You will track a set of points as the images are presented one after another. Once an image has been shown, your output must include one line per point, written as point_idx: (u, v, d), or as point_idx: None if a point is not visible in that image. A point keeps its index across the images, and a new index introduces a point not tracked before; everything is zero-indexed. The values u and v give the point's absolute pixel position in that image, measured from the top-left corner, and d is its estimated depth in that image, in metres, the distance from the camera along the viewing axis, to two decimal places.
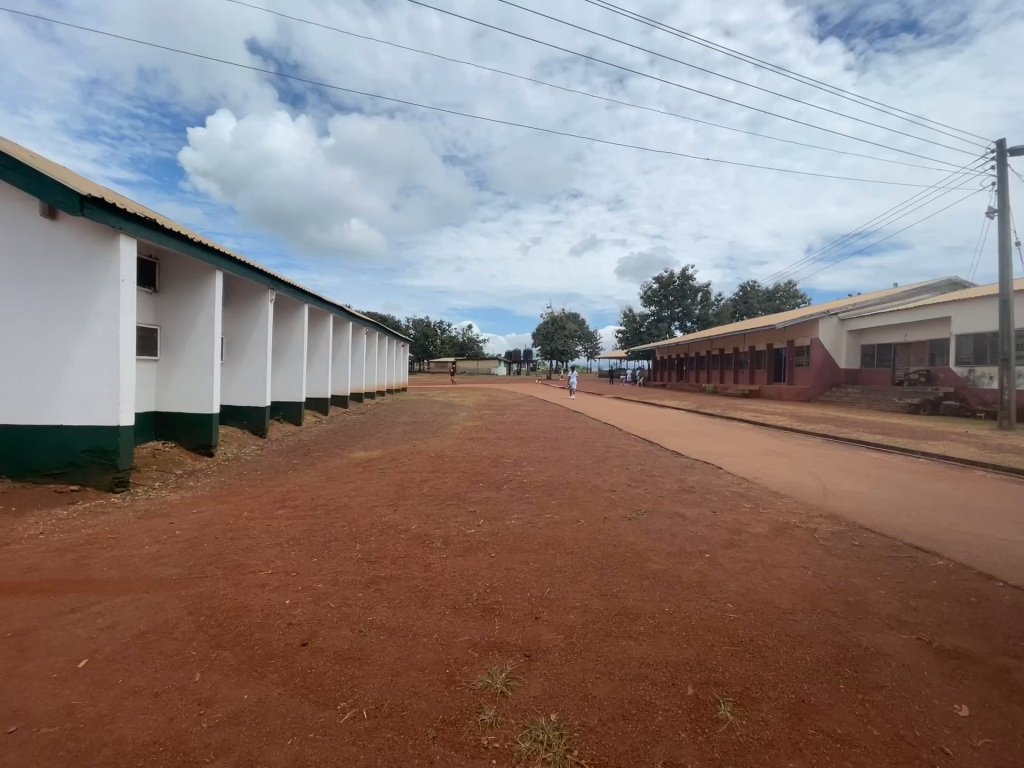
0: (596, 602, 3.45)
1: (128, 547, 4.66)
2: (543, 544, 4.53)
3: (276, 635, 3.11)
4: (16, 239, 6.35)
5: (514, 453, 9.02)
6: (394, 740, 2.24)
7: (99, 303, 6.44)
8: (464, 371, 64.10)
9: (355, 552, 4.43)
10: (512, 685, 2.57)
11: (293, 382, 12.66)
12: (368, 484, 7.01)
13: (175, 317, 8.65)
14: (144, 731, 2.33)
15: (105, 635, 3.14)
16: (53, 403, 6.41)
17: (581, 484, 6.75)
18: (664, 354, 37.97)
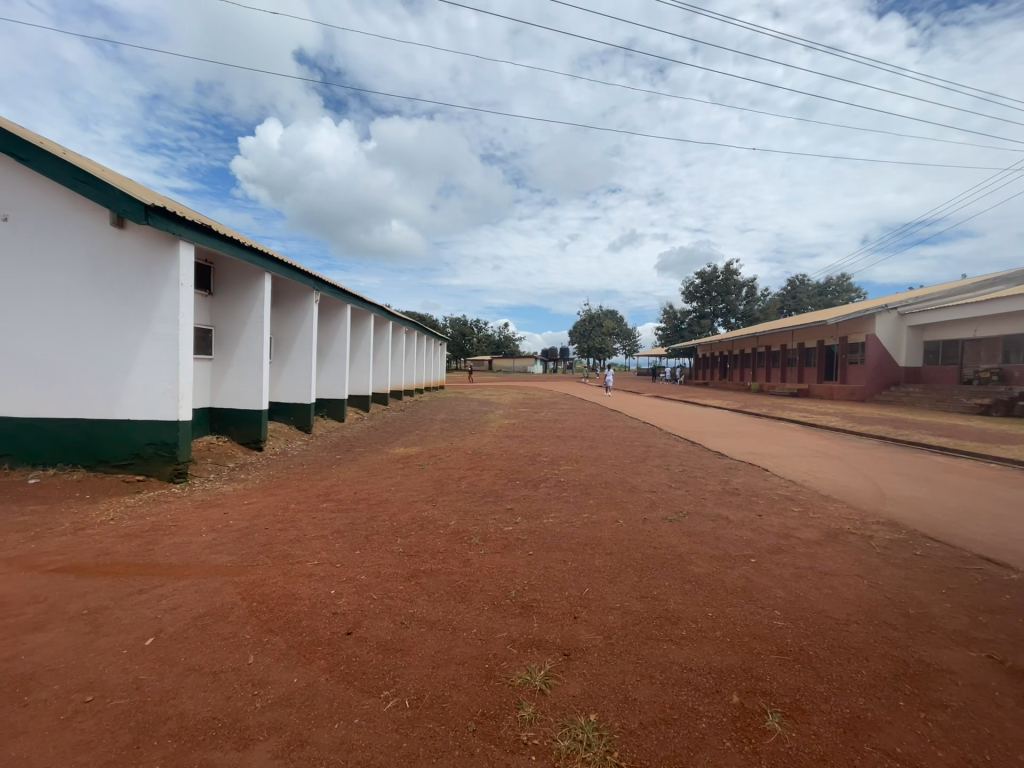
0: (635, 604, 3.41)
1: (188, 534, 4.97)
2: (581, 544, 4.50)
3: (322, 623, 3.24)
4: (89, 247, 6.85)
5: (551, 451, 9.04)
6: (436, 730, 2.28)
7: (161, 305, 6.90)
8: (501, 369, 64.50)
9: (396, 546, 4.54)
10: (551, 683, 2.57)
11: (335, 380, 13.08)
12: (408, 479, 7.18)
13: (228, 318, 9.13)
14: (204, 707, 2.48)
15: (168, 616, 3.36)
16: (122, 400, 6.90)
17: (620, 485, 6.63)
18: (706, 352, 36.94)
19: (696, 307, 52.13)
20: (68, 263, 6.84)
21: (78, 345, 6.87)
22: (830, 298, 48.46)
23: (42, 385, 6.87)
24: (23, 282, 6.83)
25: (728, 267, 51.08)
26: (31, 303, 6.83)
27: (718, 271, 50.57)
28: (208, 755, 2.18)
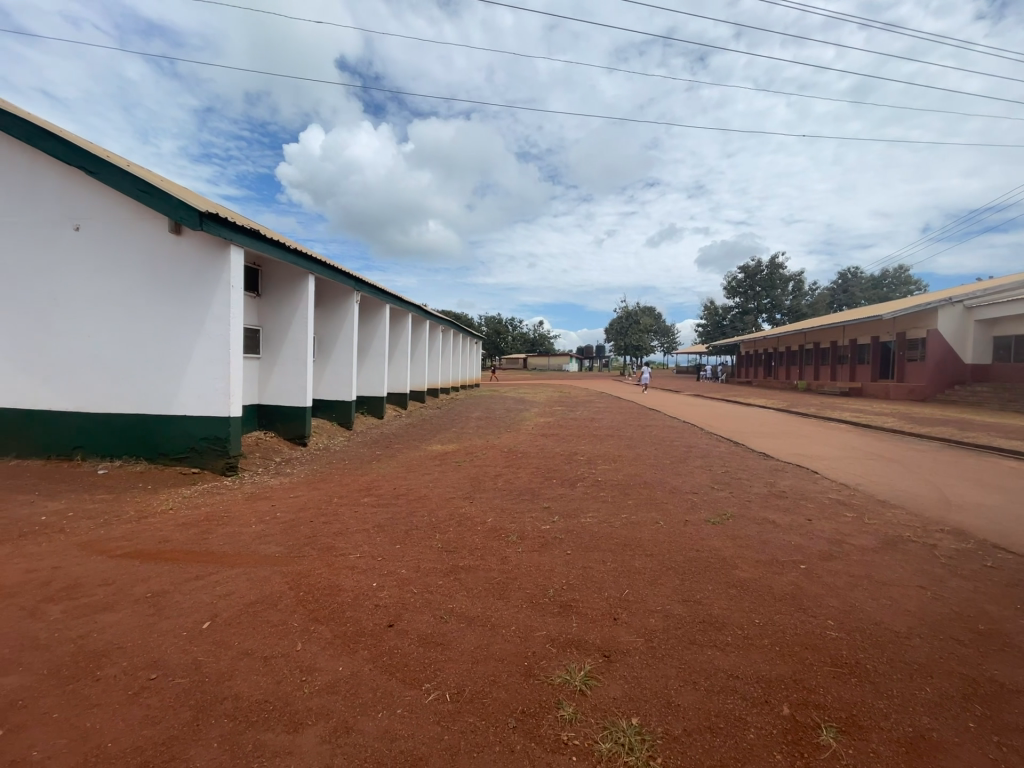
0: (678, 607, 3.33)
1: (238, 525, 5.23)
2: (620, 545, 4.44)
3: (365, 615, 3.33)
4: (150, 253, 7.30)
5: (588, 450, 8.95)
6: (476, 725, 2.31)
7: (214, 307, 7.28)
8: (536, 367, 64.47)
9: (435, 542, 4.62)
10: (591, 685, 2.55)
11: (375, 378, 13.44)
12: (446, 476, 7.29)
13: (275, 319, 9.53)
14: (257, 689, 2.61)
15: (223, 602, 3.54)
16: (179, 397, 7.32)
17: (659, 485, 6.49)
18: (749, 349, 35.64)
19: (739, 303, 50.33)
20: (131, 269, 7.31)
21: (141, 346, 7.34)
22: (885, 291, 45.69)
23: (109, 383, 7.38)
24: (92, 287, 7.34)
25: (773, 260, 48.99)
26: (99, 306, 7.34)
27: (762, 265, 48.62)
28: (261, 735, 2.29)
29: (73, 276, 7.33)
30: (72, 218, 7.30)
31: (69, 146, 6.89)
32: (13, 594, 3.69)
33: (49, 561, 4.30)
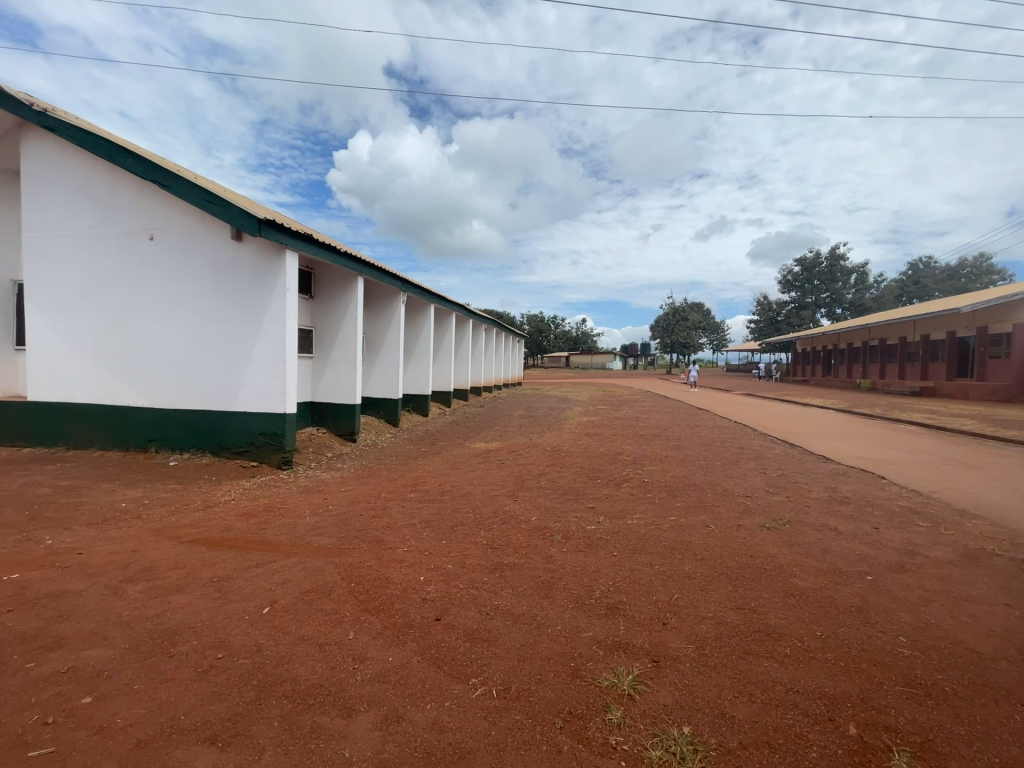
0: (731, 615, 3.20)
1: (294, 517, 5.50)
2: (668, 548, 4.32)
3: (414, 608, 3.41)
4: (214, 259, 7.79)
5: (633, 449, 8.78)
6: (523, 723, 2.31)
7: (272, 308, 7.68)
8: (578, 365, 63.90)
9: (480, 539, 4.67)
10: (640, 690, 2.50)
11: (421, 376, 13.75)
12: (490, 474, 7.34)
13: (327, 320, 9.93)
14: (313, 674, 2.73)
15: (281, 589, 3.74)
16: (240, 394, 7.78)
17: (709, 488, 6.27)
18: (806, 346, 33.76)
19: (795, 297, 47.74)
20: (197, 274, 7.83)
21: (206, 346, 7.85)
22: (962, 281, 41.97)
23: (178, 381, 7.94)
24: (163, 291, 7.91)
25: (834, 252, 46.11)
26: (169, 309, 7.90)
27: (821, 257, 45.88)
28: (317, 718, 2.39)
29: (147, 282, 7.94)
30: (147, 228, 7.91)
31: (144, 162, 7.44)
32: (99, 573, 4.04)
33: (128, 544, 4.69)
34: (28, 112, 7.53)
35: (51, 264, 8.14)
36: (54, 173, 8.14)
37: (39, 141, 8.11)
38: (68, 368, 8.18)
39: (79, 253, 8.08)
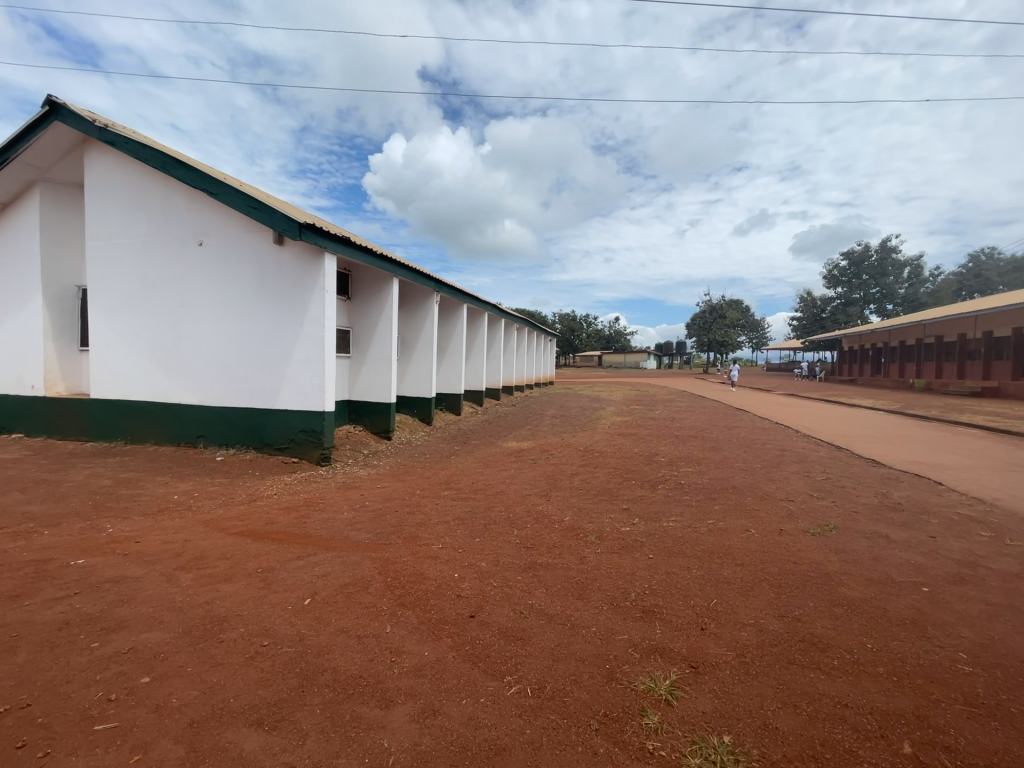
0: (773, 623, 3.10)
1: (333, 512, 5.68)
2: (705, 552, 4.21)
3: (448, 604, 3.46)
4: (258, 262, 8.12)
5: (668, 450, 8.60)
6: (558, 723, 2.31)
7: (312, 309, 7.95)
8: (611, 365, 63.11)
9: (513, 537, 4.69)
10: (677, 695, 2.45)
11: (454, 376, 13.92)
12: (522, 473, 7.35)
13: (363, 321, 10.19)
14: (353, 664, 2.81)
15: (321, 581, 3.87)
16: (282, 392, 8.08)
17: (749, 491, 6.07)
18: (854, 345, 32.13)
19: (842, 293, 45.53)
20: (242, 277, 8.18)
21: (251, 346, 8.19)
22: None
23: (225, 379, 8.32)
24: (211, 294, 8.31)
25: (885, 245, 43.70)
26: (217, 311, 8.30)
27: (870, 250, 43.57)
28: (357, 708, 2.46)
29: (197, 286, 8.36)
30: (196, 233, 8.33)
31: (194, 171, 7.81)
32: (154, 561, 4.29)
33: (180, 534, 4.95)
34: (91, 128, 8.05)
35: (111, 270, 8.69)
36: (113, 184, 8.68)
37: (102, 155, 8.67)
38: (126, 367, 8.71)
39: (136, 259, 8.59)
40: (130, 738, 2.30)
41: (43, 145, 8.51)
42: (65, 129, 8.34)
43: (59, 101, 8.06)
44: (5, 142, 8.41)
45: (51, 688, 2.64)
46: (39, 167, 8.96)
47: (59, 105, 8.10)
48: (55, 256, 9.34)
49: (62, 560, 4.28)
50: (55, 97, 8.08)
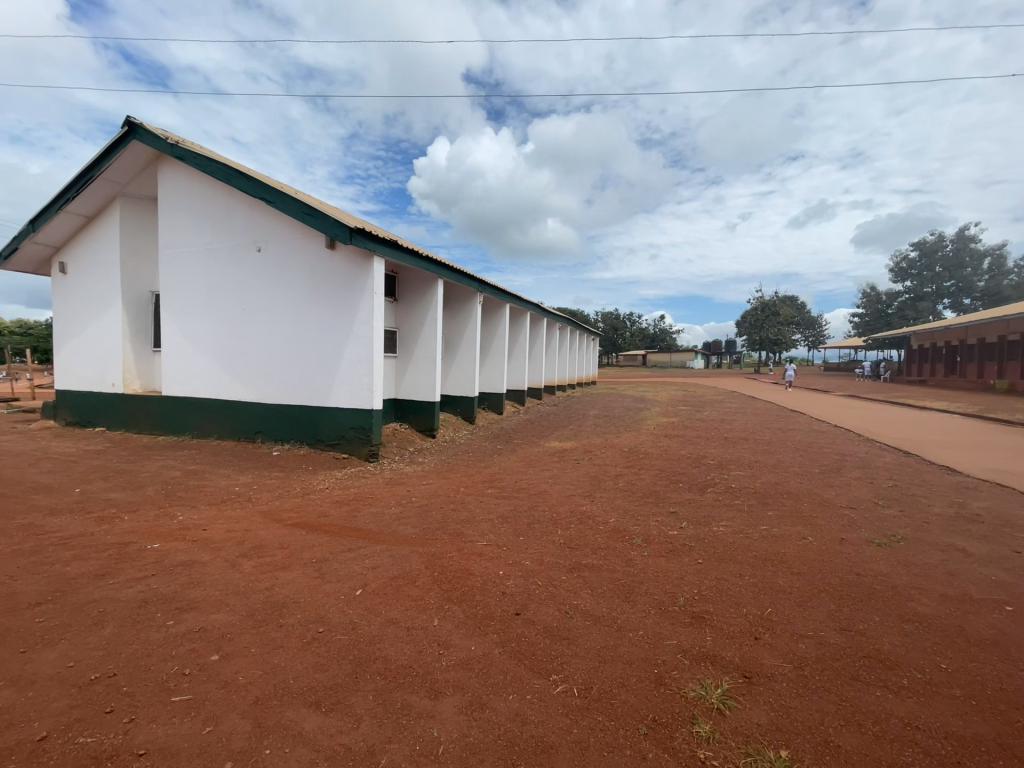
0: (834, 636, 2.94)
1: (382, 507, 5.88)
2: (758, 559, 4.05)
3: (494, 601, 3.51)
4: (312, 266, 8.51)
5: (717, 453, 8.33)
6: (606, 724, 2.30)
7: (362, 310, 8.25)
8: (656, 364, 61.71)
9: (557, 537, 4.69)
10: (730, 705, 2.38)
11: (496, 375, 14.04)
12: (565, 473, 7.32)
13: (409, 322, 10.46)
14: (402, 655, 2.91)
15: (371, 573, 4.02)
16: (334, 390, 8.44)
17: (806, 497, 5.78)
18: (924, 342, 29.86)
19: (910, 287, 42.40)
20: (298, 280, 8.59)
21: (305, 347, 8.60)
22: None
23: (281, 378, 8.77)
24: (269, 298, 8.78)
25: (961, 235, 40.30)
26: (274, 313, 8.76)
27: (944, 240, 40.29)
28: (407, 697, 2.55)
29: (255, 290, 8.87)
30: (256, 240, 8.83)
31: (253, 181, 8.27)
32: (219, 547, 4.60)
33: (242, 523, 5.28)
34: (164, 145, 8.70)
35: (180, 276, 9.36)
36: (183, 196, 9.33)
37: (173, 170, 9.35)
38: (192, 367, 9.36)
39: (202, 266, 9.20)
40: (203, 711, 2.48)
41: (123, 162, 9.27)
42: (141, 147, 9.04)
43: (137, 120, 8.75)
44: (91, 161, 9.23)
45: (134, 660, 2.89)
46: (119, 183, 9.77)
47: (137, 124, 8.79)
48: (132, 265, 10.17)
49: (141, 543, 4.67)
50: (133, 118, 8.79)
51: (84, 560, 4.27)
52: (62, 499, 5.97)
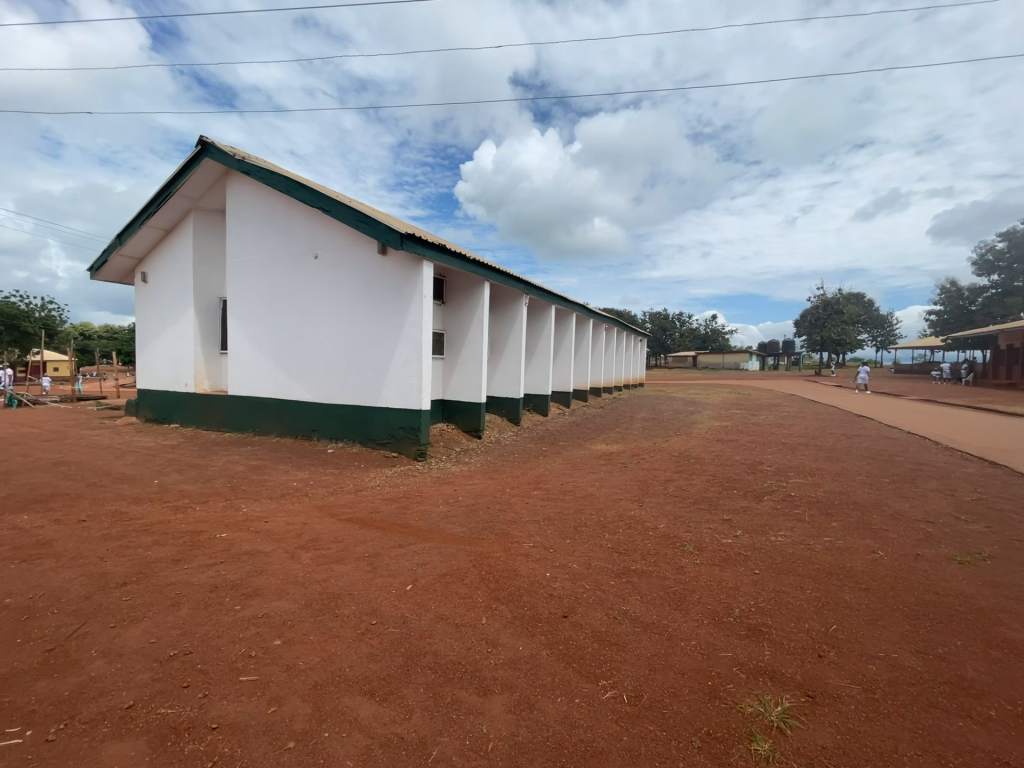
0: (909, 659, 2.73)
1: (430, 505, 6.02)
2: (821, 572, 3.83)
3: (541, 602, 3.51)
4: (365, 271, 8.85)
5: (774, 459, 7.93)
6: (657, 734, 2.26)
7: (411, 313, 8.50)
8: (708, 365, 59.52)
9: (604, 541, 4.63)
10: (791, 724, 2.27)
11: (541, 377, 14.05)
12: (612, 477, 7.20)
13: (457, 324, 10.66)
14: (451, 650, 2.97)
15: (421, 569, 4.13)
16: (385, 391, 8.74)
17: (876, 508, 5.39)
18: (1014, 342, 27.09)
19: (998, 282, 38.58)
20: (351, 285, 8.96)
21: (358, 349, 8.96)
22: None
23: (335, 379, 9.18)
24: (325, 303, 9.22)
25: None
26: (330, 317, 9.18)
27: None
28: (457, 692, 2.60)
29: (313, 295, 9.32)
30: (313, 248, 9.30)
31: (311, 192, 8.69)
32: (280, 539, 4.88)
33: (301, 517, 5.56)
34: (232, 161, 9.32)
35: (245, 283, 9.99)
36: (248, 208, 9.96)
37: (240, 184, 10.00)
38: (256, 368, 9.97)
39: (265, 273, 9.78)
40: (268, 692, 2.64)
41: (196, 179, 10.02)
42: (212, 163, 9.74)
43: (208, 139, 9.43)
44: (169, 179, 10.04)
45: (207, 640, 3.12)
46: (193, 198, 10.57)
47: (208, 142, 9.48)
48: (203, 274, 10.96)
49: (211, 532, 5.03)
50: (205, 137, 9.48)
51: (162, 546, 4.65)
52: (143, 489, 6.54)
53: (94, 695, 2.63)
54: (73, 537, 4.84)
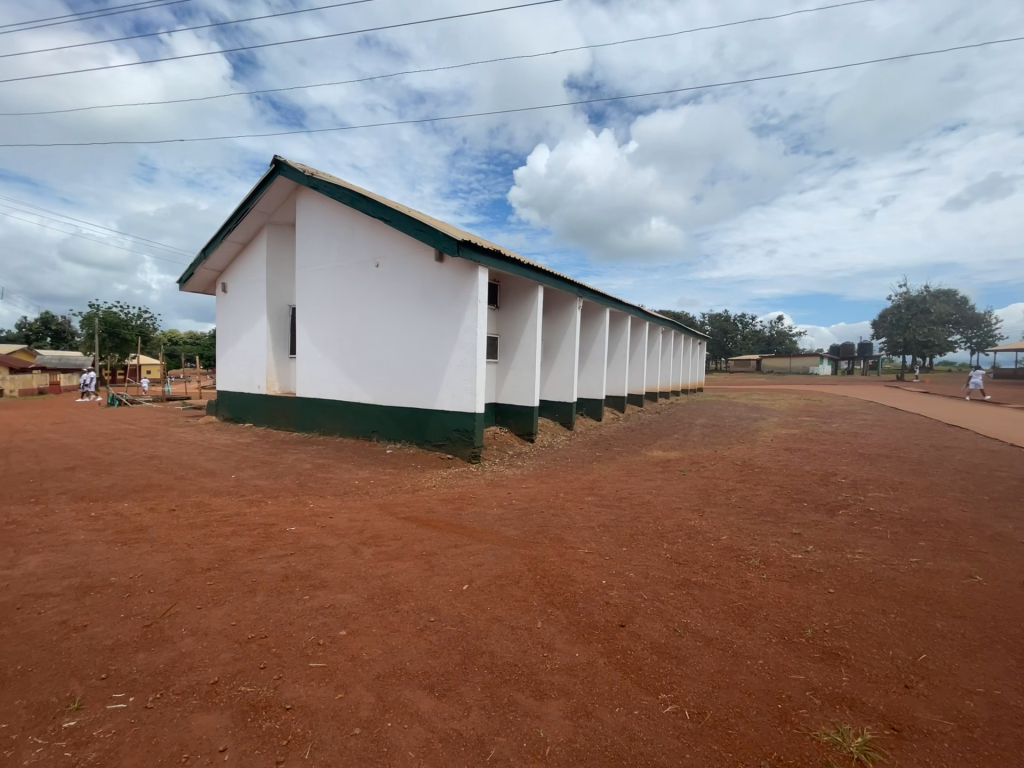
0: (1014, 697, 2.45)
1: (484, 507, 6.10)
2: (906, 595, 3.52)
3: (597, 610, 3.47)
4: (423, 278, 9.15)
5: (850, 471, 7.36)
6: (722, 754, 2.17)
7: (466, 318, 8.69)
8: (773, 369, 56.12)
9: (662, 551, 4.50)
10: (874, 757, 2.10)
11: (595, 381, 13.87)
12: (670, 484, 6.98)
13: (510, 328, 10.78)
14: (507, 652, 3.00)
15: (476, 570, 4.21)
16: (440, 393, 8.98)
17: (974, 529, 4.85)
18: None
19: None
20: (410, 291, 9.30)
21: (416, 353, 9.27)
22: None
23: (394, 382, 9.55)
24: (386, 309, 9.62)
25: None
26: (389, 323, 9.58)
27: None
28: (513, 693, 2.63)
29: (374, 302, 9.76)
30: (375, 257, 9.75)
31: (374, 204, 9.12)
32: (344, 534, 5.14)
33: (362, 515, 5.81)
34: (303, 178, 9.96)
35: (313, 292, 10.62)
36: (316, 221, 10.59)
37: (309, 198, 10.65)
38: (321, 372, 10.55)
39: (331, 281, 10.35)
40: (335, 678, 2.80)
41: (271, 195, 10.78)
42: (285, 180, 10.44)
43: (281, 158, 10.13)
44: (247, 196, 10.87)
45: (281, 626, 3.35)
46: (267, 213, 11.38)
47: (281, 161, 10.18)
48: (276, 283, 11.77)
49: (282, 525, 5.38)
50: (279, 156, 10.20)
51: (240, 536, 5.03)
52: (223, 482, 7.10)
53: (184, 669, 2.89)
54: (164, 525, 5.34)
